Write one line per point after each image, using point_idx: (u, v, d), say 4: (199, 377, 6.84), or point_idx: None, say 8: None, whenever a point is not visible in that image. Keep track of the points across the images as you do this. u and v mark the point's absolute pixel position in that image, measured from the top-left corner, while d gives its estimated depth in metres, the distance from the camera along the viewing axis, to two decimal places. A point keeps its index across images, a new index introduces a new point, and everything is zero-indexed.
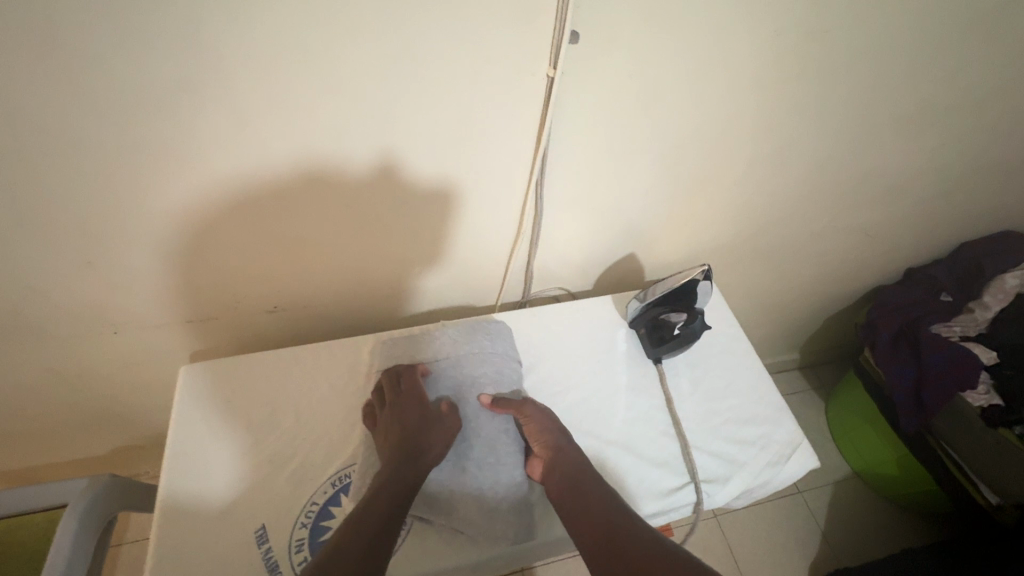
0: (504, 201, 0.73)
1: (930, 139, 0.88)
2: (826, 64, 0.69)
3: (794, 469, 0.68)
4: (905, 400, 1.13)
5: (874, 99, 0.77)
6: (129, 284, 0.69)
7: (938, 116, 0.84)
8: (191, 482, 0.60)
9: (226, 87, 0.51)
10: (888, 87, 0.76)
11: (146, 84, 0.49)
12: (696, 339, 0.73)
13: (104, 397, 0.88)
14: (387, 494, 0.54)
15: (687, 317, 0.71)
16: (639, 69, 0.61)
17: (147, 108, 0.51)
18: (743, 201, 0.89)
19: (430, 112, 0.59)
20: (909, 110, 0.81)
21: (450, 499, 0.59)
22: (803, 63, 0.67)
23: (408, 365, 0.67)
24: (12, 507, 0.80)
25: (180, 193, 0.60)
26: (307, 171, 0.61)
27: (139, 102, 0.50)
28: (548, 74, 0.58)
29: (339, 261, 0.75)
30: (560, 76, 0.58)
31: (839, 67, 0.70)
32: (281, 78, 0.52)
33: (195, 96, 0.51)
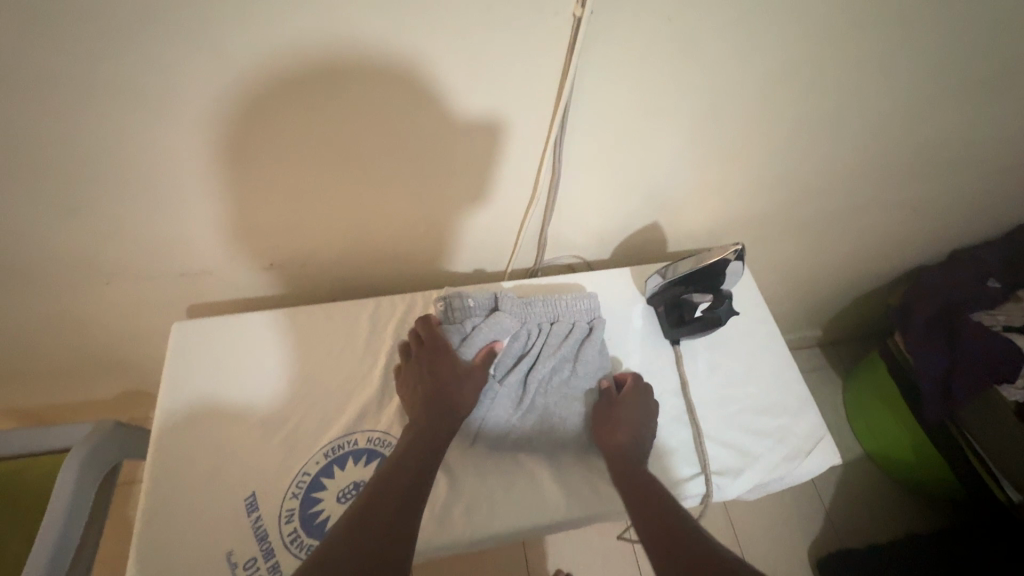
0: (517, 160, 0.66)
1: (1005, 108, 0.78)
2: (898, 14, 0.59)
3: (813, 466, 0.64)
4: (933, 388, 1.06)
5: (949, 59, 0.67)
6: (116, 235, 0.65)
7: (1019, 82, 0.73)
8: (180, 444, 0.58)
9: (202, 17, 0.45)
10: (967, 46, 0.66)
11: (114, 14, 0.43)
12: (720, 324, 0.67)
13: (105, 344, 0.87)
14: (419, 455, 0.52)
15: (714, 300, 0.65)
16: (682, 11, 0.53)
17: (117, 39, 0.45)
18: (784, 169, 0.81)
19: (437, 57, 0.52)
20: (987, 74, 0.71)
21: (475, 453, 0.59)
22: (872, 12, 0.58)
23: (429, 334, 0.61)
24: (28, 446, 0.84)
25: (157, 136, 0.54)
26: (297, 117, 0.55)
27: (104, 32, 0.44)
28: (574, 15, 0.50)
29: (340, 219, 0.70)
30: (587, 16, 0.50)
31: (913, 19, 0.60)
32: (266, 12, 0.45)
33: (168, 26, 0.45)
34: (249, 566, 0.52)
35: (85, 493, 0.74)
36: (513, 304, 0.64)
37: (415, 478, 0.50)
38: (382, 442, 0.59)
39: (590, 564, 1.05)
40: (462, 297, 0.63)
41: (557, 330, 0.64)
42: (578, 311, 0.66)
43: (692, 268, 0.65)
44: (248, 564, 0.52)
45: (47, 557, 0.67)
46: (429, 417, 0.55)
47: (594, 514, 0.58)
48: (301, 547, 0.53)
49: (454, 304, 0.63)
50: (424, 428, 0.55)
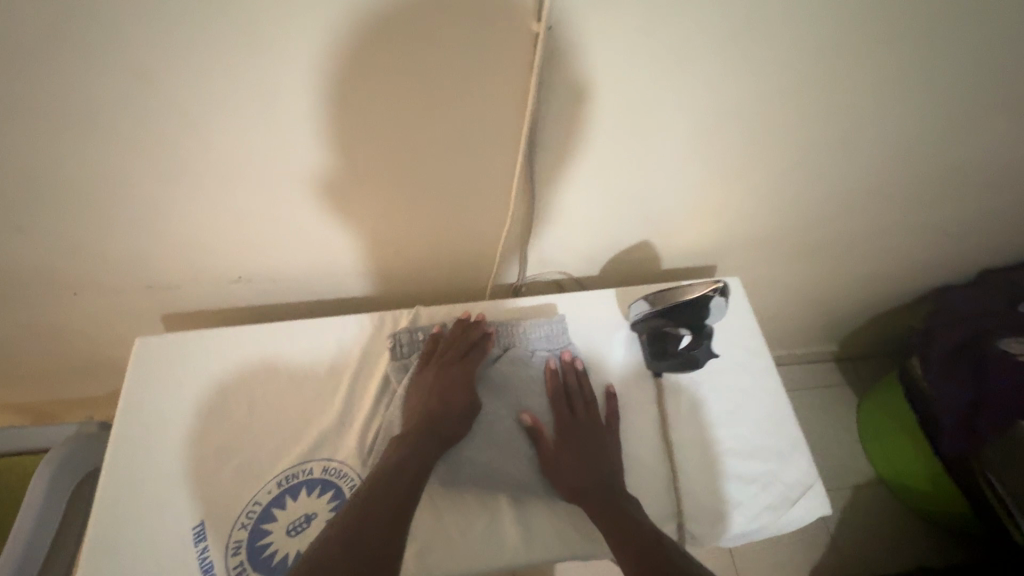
0: (486, 173, 0.63)
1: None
2: (901, 23, 0.55)
3: (799, 515, 0.59)
4: (954, 424, 0.98)
5: (964, 71, 0.62)
6: (80, 246, 0.65)
7: None
8: (131, 466, 0.57)
9: (148, 33, 0.45)
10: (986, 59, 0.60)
11: (57, 21, 0.43)
12: (698, 363, 0.66)
13: (85, 354, 0.86)
14: (406, 469, 0.52)
15: (694, 342, 0.63)
16: (654, 25, 0.50)
17: (61, 48, 0.45)
18: (790, 187, 0.75)
19: (393, 72, 0.50)
20: (1012, 88, 0.65)
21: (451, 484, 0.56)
22: (868, 21, 0.54)
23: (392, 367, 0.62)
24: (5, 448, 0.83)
25: (112, 147, 0.54)
26: (249, 129, 0.54)
27: (51, 46, 0.45)
28: (532, 31, 0.49)
29: (309, 236, 0.68)
30: (547, 32, 0.49)
31: (916, 29, 0.56)
32: (211, 23, 0.45)
33: (112, 38, 0.45)
34: None
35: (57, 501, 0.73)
36: (465, 329, 0.63)
37: (402, 495, 0.50)
38: (339, 471, 0.57)
39: None
40: (410, 330, 0.64)
41: (513, 355, 0.63)
42: (535, 335, 0.65)
43: (674, 300, 0.61)
44: None
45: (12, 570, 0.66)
46: (405, 441, 0.55)
47: (553, 559, 0.55)
48: None
49: (402, 340, 0.63)
50: (407, 446, 0.54)
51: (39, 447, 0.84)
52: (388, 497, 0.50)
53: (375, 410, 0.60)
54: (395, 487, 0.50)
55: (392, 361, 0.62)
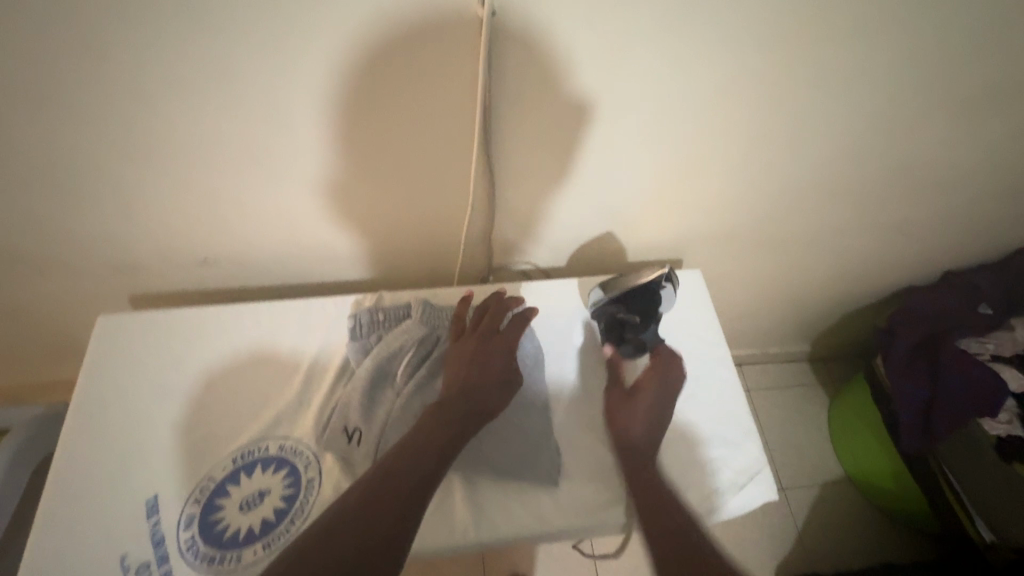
0: (447, 160, 0.64)
1: (981, 124, 0.74)
2: (845, 21, 0.56)
3: (746, 500, 0.61)
4: (911, 418, 1.00)
5: (908, 68, 0.63)
6: (40, 224, 0.65)
7: (989, 98, 0.70)
8: (86, 443, 0.57)
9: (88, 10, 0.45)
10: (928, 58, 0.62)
11: None
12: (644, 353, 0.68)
13: (51, 335, 0.86)
14: (431, 449, 0.52)
15: (639, 322, 0.67)
16: (600, 14, 0.51)
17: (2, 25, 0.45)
18: (749, 182, 0.77)
19: (343, 58, 0.51)
20: (957, 88, 0.67)
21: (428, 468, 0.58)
22: (814, 18, 0.55)
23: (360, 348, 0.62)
24: None
25: (66, 125, 0.54)
26: (201, 108, 0.54)
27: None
28: (477, 15, 0.49)
29: (272, 218, 0.68)
30: (491, 17, 0.49)
31: (861, 28, 0.57)
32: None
33: (53, 14, 0.45)
34: (142, 571, 0.51)
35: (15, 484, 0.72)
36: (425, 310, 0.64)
37: (423, 477, 0.50)
38: (294, 449, 0.58)
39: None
40: (370, 310, 0.64)
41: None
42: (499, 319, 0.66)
43: (626, 286, 0.67)
44: (140, 569, 0.51)
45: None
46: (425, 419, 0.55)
47: (501, 538, 0.56)
48: (196, 554, 0.52)
49: (362, 320, 0.64)
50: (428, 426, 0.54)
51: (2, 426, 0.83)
52: (409, 477, 0.50)
53: (331, 391, 0.61)
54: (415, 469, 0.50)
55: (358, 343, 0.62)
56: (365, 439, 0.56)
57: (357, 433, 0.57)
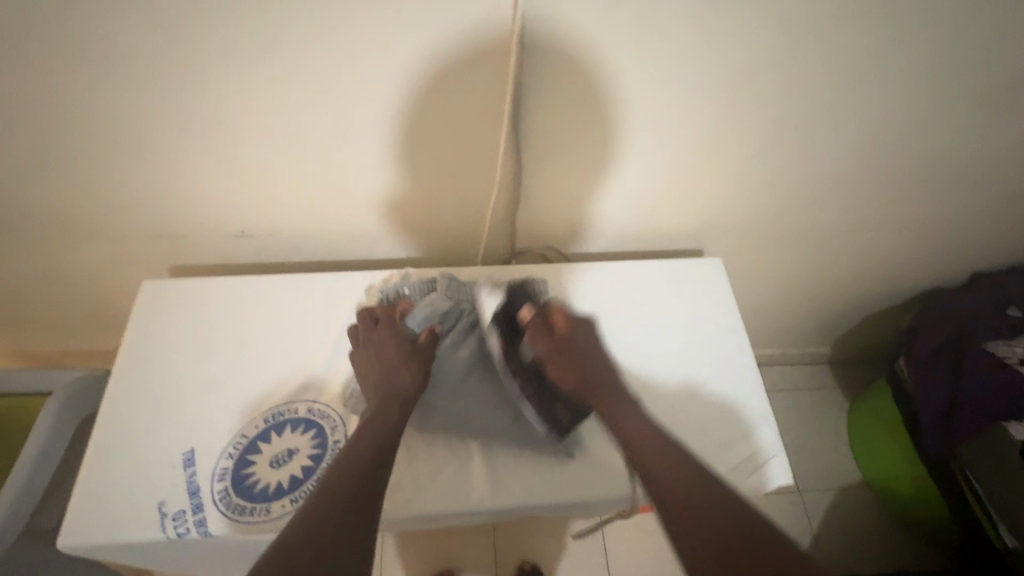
0: (477, 142, 0.65)
1: (1015, 121, 0.73)
2: (877, 10, 0.56)
3: (760, 482, 0.62)
4: (932, 419, 0.99)
5: (940, 61, 0.63)
6: (91, 191, 0.69)
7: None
8: (129, 396, 0.60)
9: None
10: (961, 50, 0.62)
11: None
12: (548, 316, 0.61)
13: (97, 301, 0.91)
14: (367, 446, 0.52)
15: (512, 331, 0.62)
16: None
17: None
18: (773, 173, 0.77)
19: (382, 38, 0.53)
20: (990, 82, 0.67)
21: (443, 439, 0.59)
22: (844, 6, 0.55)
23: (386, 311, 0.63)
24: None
25: (120, 95, 0.57)
26: (245, 83, 0.57)
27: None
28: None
29: (303, 195, 0.71)
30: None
31: (893, 17, 0.57)
32: None
33: None
34: (178, 518, 0.54)
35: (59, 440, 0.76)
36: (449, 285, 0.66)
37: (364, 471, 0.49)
38: (321, 411, 0.60)
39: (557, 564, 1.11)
40: (398, 286, 0.67)
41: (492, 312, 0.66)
42: (519, 296, 0.68)
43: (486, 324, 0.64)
44: (176, 515, 0.54)
45: (12, 500, 0.70)
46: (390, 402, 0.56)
47: (518, 507, 0.57)
48: (228, 505, 0.55)
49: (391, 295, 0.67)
50: (377, 420, 0.54)
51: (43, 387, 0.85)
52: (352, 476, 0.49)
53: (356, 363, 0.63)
54: (355, 464, 0.50)
55: (368, 317, 0.63)
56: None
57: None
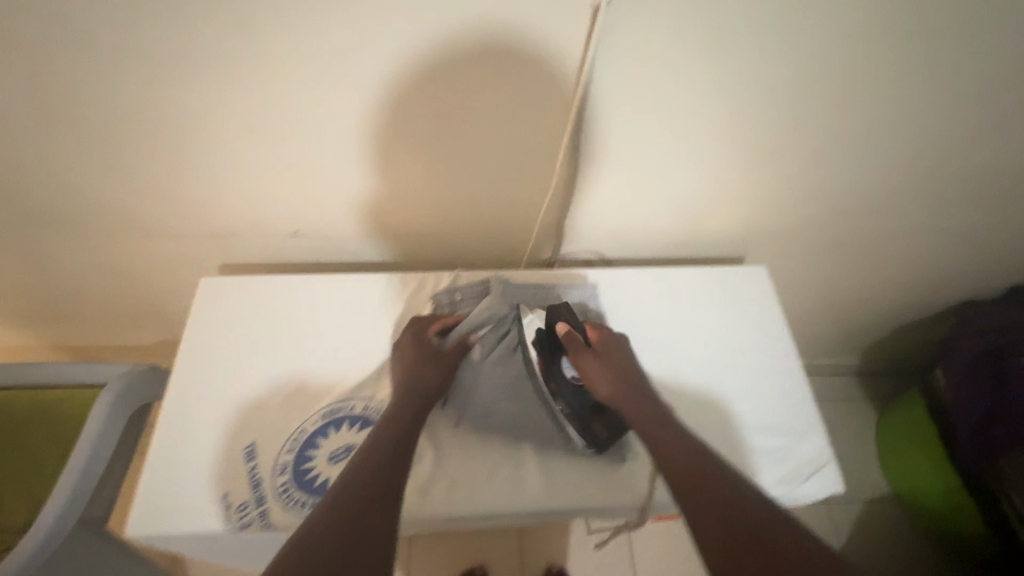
0: (535, 146, 0.67)
1: None
2: (941, 20, 0.57)
3: (812, 490, 0.62)
4: (969, 432, 0.98)
5: (999, 73, 0.63)
6: (155, 190, 0.70)
7: None
8: (193, 390, 0.62)
9: None
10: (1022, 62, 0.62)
11: None
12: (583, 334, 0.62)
13: (146, 296, 0.93)
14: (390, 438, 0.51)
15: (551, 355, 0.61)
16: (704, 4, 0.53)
17: (163, 2, 0.50)
18: (820, 182, 0.78)
19: (458, 44, 0.55)
20: None
21: (492, 443, 0.60)
22: (910, 16, 0.56)
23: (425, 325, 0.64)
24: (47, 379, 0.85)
25: (197, 98, 0.59)
26: (319, 87, 0.58)
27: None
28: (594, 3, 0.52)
29: (358, 197, 0.73)
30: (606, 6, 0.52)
31: (956, 27, 0.58)
32: None
33: None
34: (242, 510, 0.55)
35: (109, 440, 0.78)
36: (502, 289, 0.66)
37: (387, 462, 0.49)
38: (377, 411, 0.61)
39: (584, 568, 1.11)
40: (450, 291, 0.68)
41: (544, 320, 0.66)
42: (569, 300, 0.68)
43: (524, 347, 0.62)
44: (240, 507, 0.55)
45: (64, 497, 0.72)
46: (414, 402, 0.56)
47: (569, 509, 0.58)
48: (289, 498, 0.56)
49: (443, 302, 0.67)
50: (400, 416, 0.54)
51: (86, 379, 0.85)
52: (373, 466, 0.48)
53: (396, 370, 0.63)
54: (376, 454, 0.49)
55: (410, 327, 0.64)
56: (450, 402, 0.61)
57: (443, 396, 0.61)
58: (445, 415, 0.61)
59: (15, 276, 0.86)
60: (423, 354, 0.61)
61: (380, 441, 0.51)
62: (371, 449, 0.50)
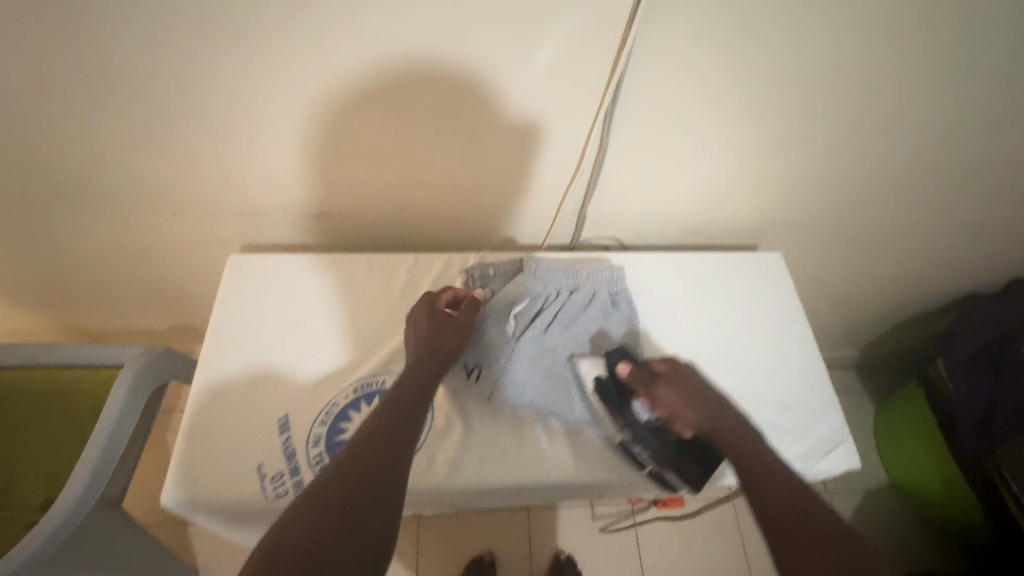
0: (566, 131, 0.67)
1: None
2: (971, 15, 0.59)
3: (828, 467, 0.64)
4: (970, 421, 1.01)
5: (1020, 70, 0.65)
6: (182, 168, 0.70)
7: None
8: (226, 365, 0.63)
9: None
10: None
11: None
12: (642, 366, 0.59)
13: (165, 276, 0.93)
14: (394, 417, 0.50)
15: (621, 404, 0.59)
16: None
17: None
18: (836, 172, 0.80)
19: (499, 29, 0.55)
20: None
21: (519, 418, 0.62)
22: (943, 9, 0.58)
23: (437, 299, 0.62)
24: (45, 361, 0.81)
25: (232, 76, 0.58)
26: (356, 67, 0.58)
27: None
28: None
29: (388, 178, 0.73)
30: None
31: (985, 23, 0.59)
32: None
33: None
34: (277, 479, 0.56)
35: (125, 430, 0.76)
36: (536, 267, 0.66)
37: (392, 442, 0.47)
38: None
39: (591, 552, 1.12)
40: (483, 266, 0.68)
41: (575, 298, 0.66)
42: (599, 280, 0.68)
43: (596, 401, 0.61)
44: (275, 477, 0.56)
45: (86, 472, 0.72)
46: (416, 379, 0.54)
47: (595, 482, 0.60)
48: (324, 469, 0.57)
49: (475, 276, 0.68)
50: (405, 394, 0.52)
51: (94, 359, 0.82)
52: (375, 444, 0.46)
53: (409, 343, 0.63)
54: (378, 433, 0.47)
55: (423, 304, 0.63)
56: (483, 376, 0.61)
57: (477, 370, 0.62)
58: (477, 390, 0.61)
59: (31, 252, 0.85)
60: (433, 328, 0.59)
61: (396, 407, 0.51)
62: (387, 414, 0.50)
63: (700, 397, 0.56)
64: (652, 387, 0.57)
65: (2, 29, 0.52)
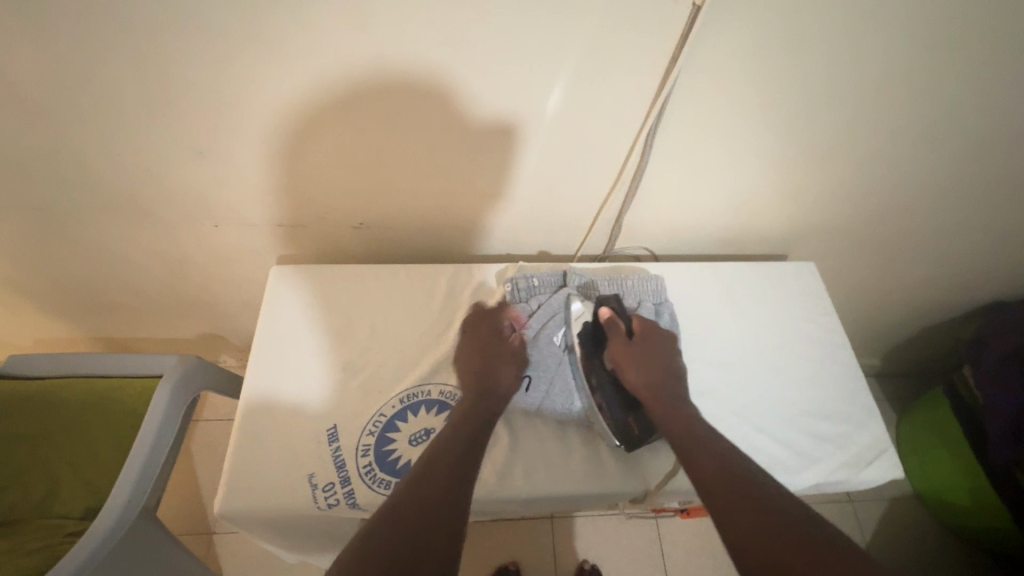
0: (608, 142, 0.68)
1: None
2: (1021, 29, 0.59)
3: (873, 476, 0.64)
4: (1000, 431, 1.00)
5: None
6: (228, 180, 0.71)
7: None
8: (274, 375, 0.63)
9: None
10: None
11: None
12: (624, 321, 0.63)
13: (201, 286, 0.94)
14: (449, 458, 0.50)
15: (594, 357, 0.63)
16: (797, 7, 0.54)
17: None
18: (870, 182, 0.80)
19: (552, 45, 0.55)
20: None
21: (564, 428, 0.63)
22: (994, 25, 0.58)
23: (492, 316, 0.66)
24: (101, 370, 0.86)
25: (285, 89, 0.59)
26: (407, 82, 0.59)
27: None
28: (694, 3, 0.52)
29: (429, 189, 0.74)
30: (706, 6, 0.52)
31: None
32: None
33: None
34: (328, 489, 0.56)
35: (164, 442, 0.77)
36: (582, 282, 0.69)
37: (448, 485, 0.47)
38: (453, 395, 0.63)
39: (618, 561, 1.12)
40: (526, 276, 0.69)
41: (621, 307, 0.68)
42: (644, 290, 0.70)
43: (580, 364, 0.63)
44: (326, 488, 0.56)
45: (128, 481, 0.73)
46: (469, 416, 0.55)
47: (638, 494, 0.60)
48: (374, 479, 0.57)
49: (520, 285, 0.68)
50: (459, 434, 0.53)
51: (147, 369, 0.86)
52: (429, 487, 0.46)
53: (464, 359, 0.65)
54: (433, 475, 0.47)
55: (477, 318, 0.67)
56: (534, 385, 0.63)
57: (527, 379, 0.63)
58: (529, 400, 0.62)
59: (71, 263, 0.87)
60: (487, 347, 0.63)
61: (448, 446, 0.51)
62: (444, 454, 0.50)
63: (662, 359, 0.61)
64: (619, 340, 0.61)
65: (64, 47, 0.53)
